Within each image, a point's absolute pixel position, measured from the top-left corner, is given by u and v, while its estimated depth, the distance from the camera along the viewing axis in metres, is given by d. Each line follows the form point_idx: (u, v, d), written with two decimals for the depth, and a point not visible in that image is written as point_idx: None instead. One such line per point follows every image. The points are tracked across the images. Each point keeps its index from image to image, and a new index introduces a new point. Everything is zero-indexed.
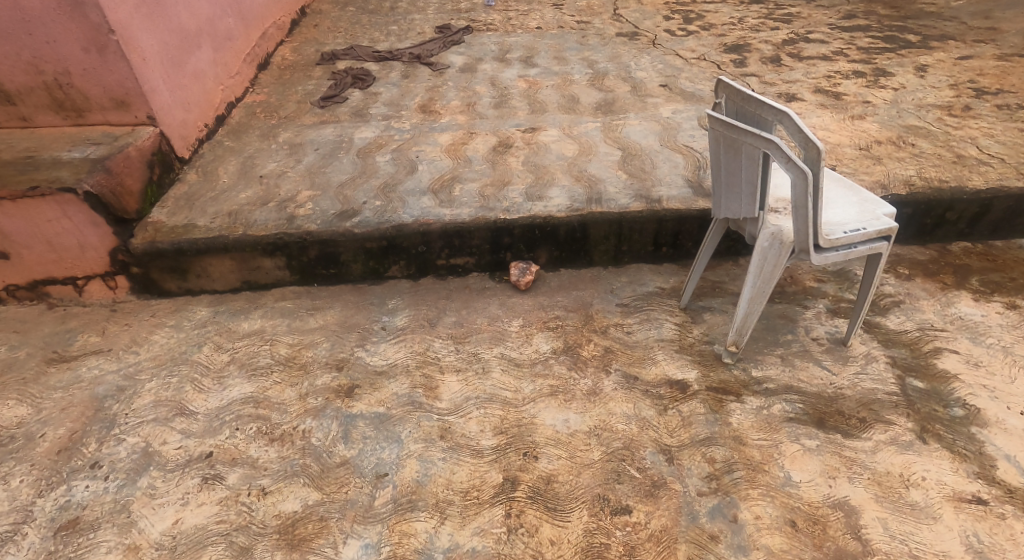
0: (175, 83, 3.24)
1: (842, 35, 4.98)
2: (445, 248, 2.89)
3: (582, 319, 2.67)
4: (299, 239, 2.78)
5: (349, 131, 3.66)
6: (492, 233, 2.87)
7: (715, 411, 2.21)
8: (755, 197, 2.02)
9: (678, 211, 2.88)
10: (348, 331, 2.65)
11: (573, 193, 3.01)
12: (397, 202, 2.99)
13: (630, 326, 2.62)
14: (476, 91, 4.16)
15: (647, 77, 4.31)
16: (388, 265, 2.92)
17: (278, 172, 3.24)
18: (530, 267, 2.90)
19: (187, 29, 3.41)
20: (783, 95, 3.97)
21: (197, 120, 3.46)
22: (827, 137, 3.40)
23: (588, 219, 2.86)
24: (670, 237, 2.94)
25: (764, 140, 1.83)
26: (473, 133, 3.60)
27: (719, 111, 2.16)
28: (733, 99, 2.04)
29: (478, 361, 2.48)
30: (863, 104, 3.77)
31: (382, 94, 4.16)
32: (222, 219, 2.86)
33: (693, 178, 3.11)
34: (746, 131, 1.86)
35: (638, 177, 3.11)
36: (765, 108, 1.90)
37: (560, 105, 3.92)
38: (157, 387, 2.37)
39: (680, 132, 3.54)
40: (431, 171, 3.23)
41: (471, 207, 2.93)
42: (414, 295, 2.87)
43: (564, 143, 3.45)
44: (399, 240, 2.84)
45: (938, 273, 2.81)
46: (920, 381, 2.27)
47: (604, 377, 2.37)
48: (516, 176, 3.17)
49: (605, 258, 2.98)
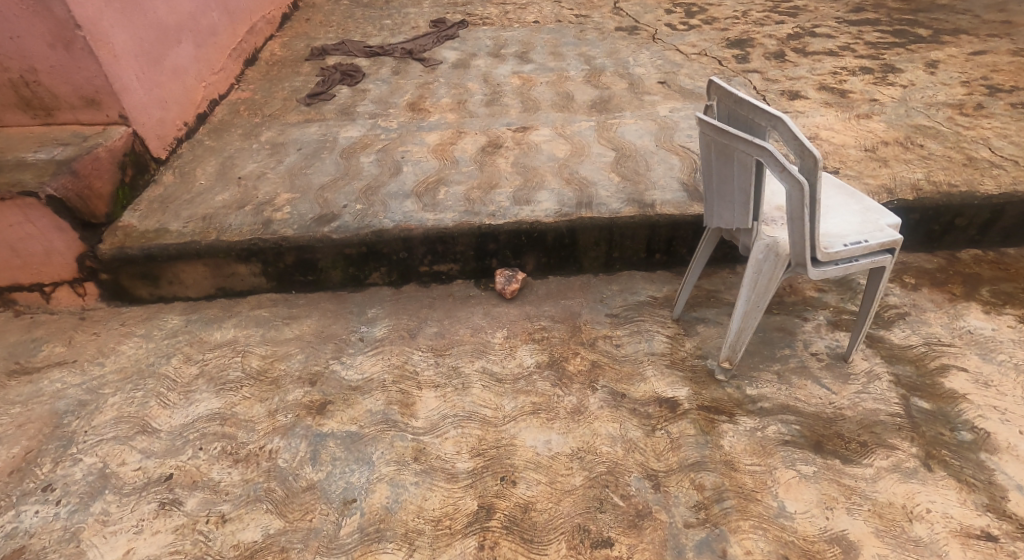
0: (151, 80, 3.12)
1: (850, 29, 4.81)
2: (427, 254, 2.77)
3: (570, 330, 2.57)
4: (275, 245, 2.67)
5: (335, 130, 3.54)
6: (477, 239, 2.74)
7: (706, 432, 2.08)
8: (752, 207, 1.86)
9: (672, 216, 2.74)
10: (324, 342, 2.55)
11: (563, 196, 2.88)
12: (378, 206, 2.87)
13: (619, 339, 2.51)
14: (468, 88, 4.02)
15: (645, 73, 4.17)
16: (369, 272, 2.80)
17: (258, 174, 3.13)
18: (517, 274, 2.77)
19: (165, 24, 3.29)
20: (786, 92, 3.81)
21: (176, 118, 3.34)
22: (831, 138, 3.24)
23: (578, 224, 2.73)
24: (664, 243, 2.81)
25: (757, 147, 1.66)
26: (462, 132, 3.47)
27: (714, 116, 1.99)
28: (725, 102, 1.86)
29: (459, 375, 2.37)
30: (869, 103, 3.61)
31: (371, 91, 4.03)
32: (196, 224, 2.75)
33: (689, 181, 2.97)
34: (738, 137, 1.70)
35: (632, 181, 2.97)
36: (759, 113, 1.72)
37: (554, 104, 3.78)
38: (120, 402, 2.25)
39: (677, 132, 3.40)
40: (416, 173, 3.10)
41: (456, 211, 2.80)
42: (395, 304, 2.75)
43: (556, 144, 3.31)
44: (380, 245, 2.72)
45: (946, 283, 2.66)
46: (926, 401, 2.13)
47: (590, 395, 2.26)
48: (504, 178, 3.04)
49: (596, 265, 2.85)
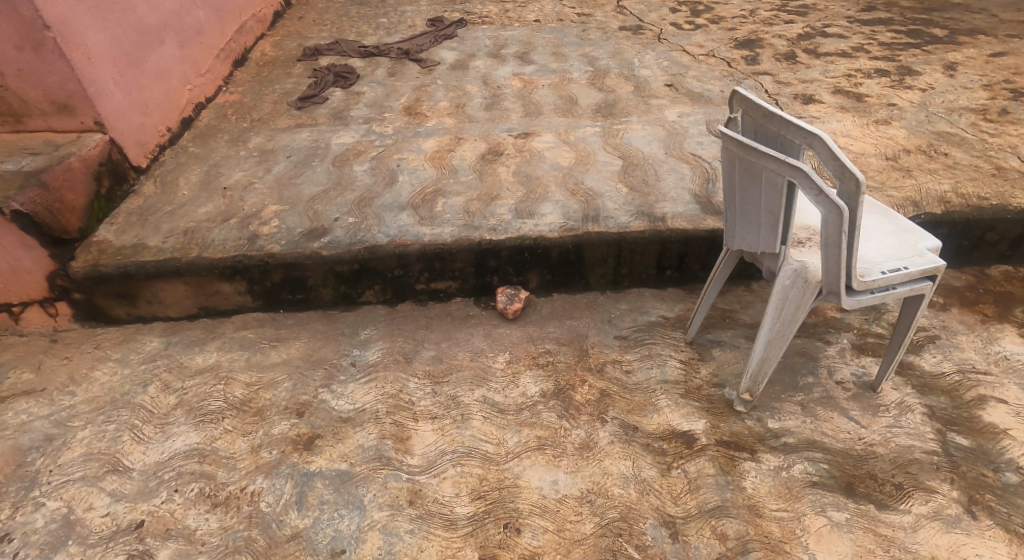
0: (130, 84, 2.94)
1: (863, 28, 4.63)
2: (424, 271, 2.59)
3: (576, 354, 2.40)
4: (261, 262, 2.50)
5: (327, 136, 3.37)
6: (477, 256, 2.57)
7: (727, 472, 1.92)
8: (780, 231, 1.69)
9: (684, 231, 2.57)
10: (314, 367, 2.38)
11: (568, 208, 2.71)
12: (372, 219, 2.70)
13: (630, 365, 2.34)
14: (467, 91, 3.85)
15: (652, 75, 3.99)
16: (362, 290, 2.62)
17: (244, 183, 2.95)
18: (519, 292, 2.60)
19: (146, 23, 3.11)
20: (799, 96, 3.64)
21: (158, 123, 3.16)
22: (850, 145, 3.07)
23: (584, 240, 2.56)
24: (675, 260, 2.64)
25: (790, 166, 1.48)
26: (461, 138, 3.29)
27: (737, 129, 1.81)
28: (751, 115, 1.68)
29: (458, 406, 2.20)
30: (887, 107, 3.44)
31: (366, 93, 3.85)
32: (176, 239, 2.58)
33: (702, 192, 2.80)
34: (768, 155, 1.52)
35: (641, 192, 2.80)
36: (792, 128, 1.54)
37: (557, 108, 3.60)
38: (90, 437, 2.08)
39: (687, 138, 3.22)
40: (411, 183, 2.92)
41: (454, 225, 2.63)
42: (389, 324, 2.58)
43: (560, 151, 3.14)
44: (373, 262, 2.54)
45: (977, 302, 2.50)
46: (965, 438, 1.97)
47: (599, 428, 2.09)
48: (505, 188, 2.87)
49: (603, 282, 2.68)
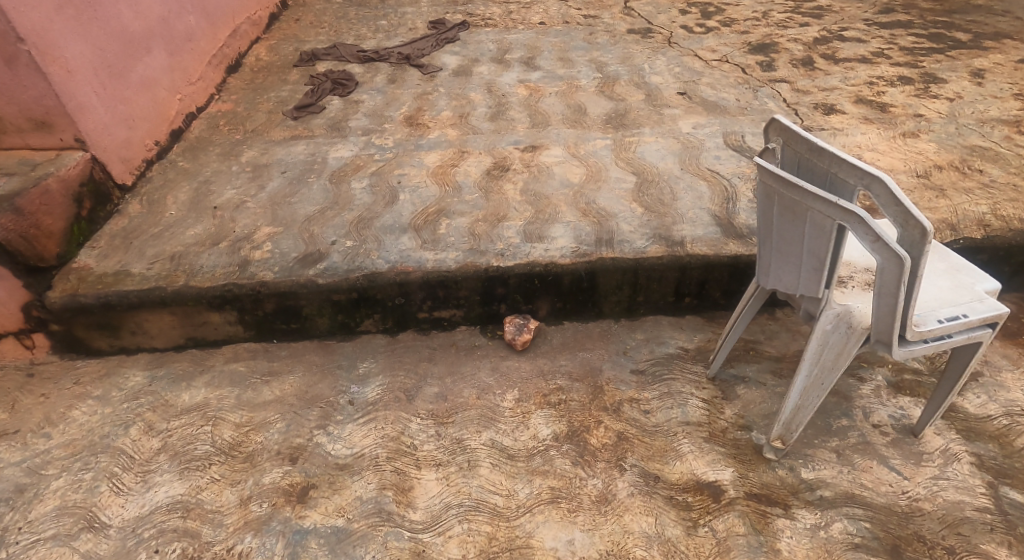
0: (114, 97, 2.77)
1: (882, 31, 4.44)
2: (427, 300, 2.43)
3: (590, 391, 2.24)
4: (252, 291, 2.33)
5: (324, 150, 3.19)
6: (483, 283, 2.40)
7: (758, 531, 1.76)
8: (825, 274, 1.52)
9: (705, 257, 2.40)
10: (309, 406, 2.23)
11: (580, 231, 2.55)
12: (371, 242, 2.53)
13: (648, 404, 2.18)
14: (470, 99, 3.67)
15: (663, 82, 3.81)
16: (360, 319, 2.46)
17: (236, 202, 2.78)
18: (529, 322, 2.44)
19: (132, 31, 2.93)
20: (820, 105, 3.46)
21: (145, 137, 2.99)
22: (876, 160, 2.90)
23: (598, 266, 2.39)
24: (695, 286, 2.47)
25: (844, 210, 1.32)
26: (465, 152, 3.12)
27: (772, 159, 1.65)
28: (792, 146, 1.51)
29: (464, 451, 2.05)
30: (914, 118, 3.27)
31: (365, 102, 3.67)
32: (162, 264, 2.41)
33: (722, 212, 2.63)
34: (817, 196, 1.35)
35: (657, 212, 2.63)
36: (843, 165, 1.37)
37: (565, 118, 3.43)
38: (65, 488, 1.94)
39: (704, 152, 3.04)
40: (413, 202, 2.75)
41: (459, 250, 2.47)
42: (390, 356, 2.42)
43: (569, 166, 2.97)
44: (372, 291, 2.38)
45: (1020, 333, 2.32)
46: (1018, 493, 1.81)
47: (617, 477, 1.94)
48: (513, 208, 2.69)
49: (617, 309, 2.52)
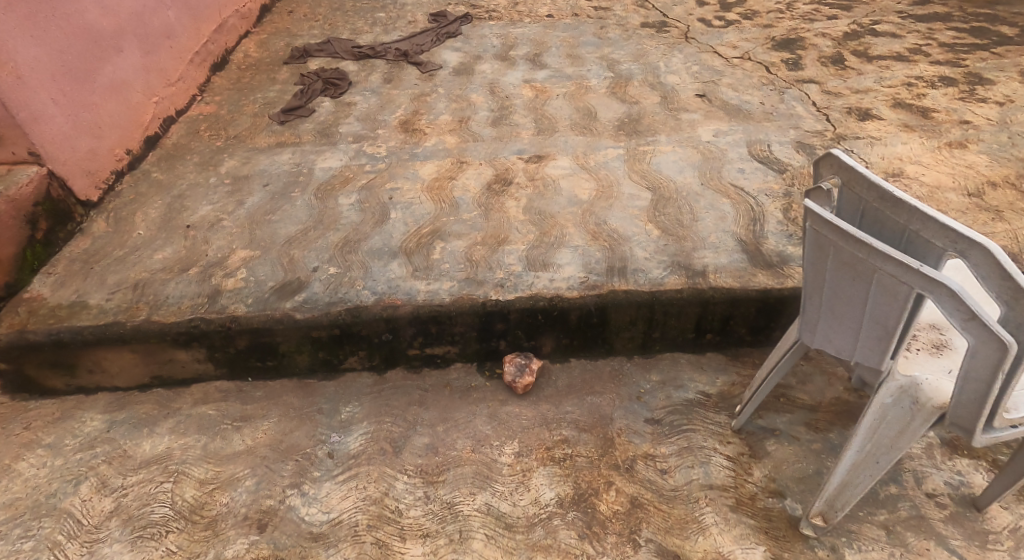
0: (78, 103, 2.52)
1: (918, 24, 4.10)
2: (417, 336, 2.17)
3: (600, 445, 1.99)
4: (221, 327, 2.08)
5: (310, 158, 2.91)
6: (480, 318, 2.14)
7: None
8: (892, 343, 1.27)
9: (731, 291, 2.13)
10: (283, 459, 1.99)
11: (589, 258, 2.28)
12: (357, 269, 2.27)
13: (666, 462, 1.93)
14: (471, 101, 3.38)
15: (680, 83, 3.51)
16: (344, 356, 2.20)
17: (211, 220, 2.52)
18: (531, 363, 2.19)
19: (99, 29, 2.67)
20: (854, 110, 3.15)
21: (115, 146, 2.73)
22: (921, 175, 2.61)
23: (609, 300, 2.13)
24: (718, 322, 2.19)
25: (933, 282, 1.06)
26: (463, 162, 2.84)
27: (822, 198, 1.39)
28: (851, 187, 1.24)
29: (455, 518, 1.82)
30: (960, 126, 2.96)
31: (358, 104, 3.38)
32: (123, 295, 2.17)
33: (748, 236, 2.35)
34: (897, 262, 1.09)
35: (676, 235, 2.36)
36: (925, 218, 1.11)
37: (573, 122, 3.13)
38: None
39: (726, 164, 2.75)
40: (405, 221, 2.49)
41: (454, 279, 2.21)
42: (376, 399, 2.17)
43: (578, 180, 2.69)
44: (356, 327, 2.12)
45: None
46: None
47: (631, 556, 1.72)
48: (515, 229, 2.42)
49: (630, 346, 2.25)
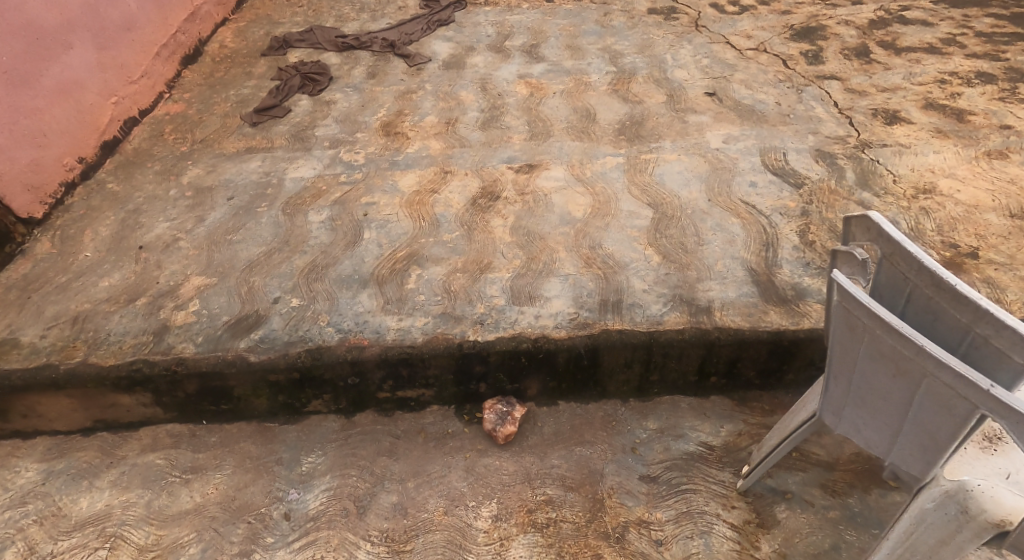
0: (15, 109, 2.29)
1: (952, 9, 3.76)
2: (387, 379, 1.94)
3: (588, 508, 1.78)
4: (166, 371, 1.86)
5: (281, 166, 2.65)
6: (457, 361, 1.90)
7: None
8: (937, 448, 1.10)
9: (739, 332, 1.88)
10: (235, 521, 1.79)
11: (580, 289, 2.03)
12: (322, 301, 2.04)
13: (661, 530, 1.72)
14: (460, 99, 3.10)
15: (689, 78, 3.20)
16: (306, 399, 1.98)
17: (166, 239, 2.29)
18: (513, 410, 1.96)
19: (42, 25, 2.42)
20: (881, 111, 2.85)
21: (64, 154, 2.50)
22: (956, 192, 2.36)
23: (601, 342, 1.89)
24: (724, 365, 1.95)
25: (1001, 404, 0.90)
26: (447, 172, 2.59)
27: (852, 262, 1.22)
28: (900, 264, 1.08)
29: None
30: (1000, 132, 2.67)
31: (337, 102, 3.10)
32: (61, 331, 1.97)
33: (761, 264, 2.09)
34: (960, 374, 0.92)
35: (680, 262, 2.10)
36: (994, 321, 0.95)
37: (570, 125, 2.86)
38: None
39: (737, 175, 2.48)
40: (379, 242, 2.25)
41: (429, 314, 1.98)
42: (342, 448, 1.95)
43: (572, 194, 2.43)
44: (318, 370, 1.89)
45: None
46: None
47: None
48: (499, 254, 2.18)
49: (625, 388, 2.02)
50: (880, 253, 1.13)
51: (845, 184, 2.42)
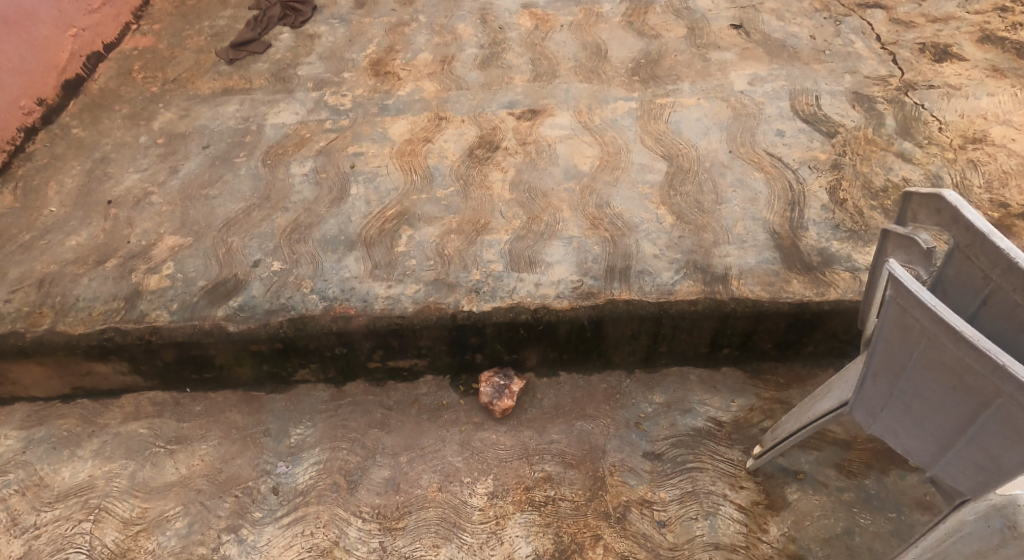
0: None
1: None
2: (377, 349, 1.82)
3: (588, 487, 1.69)
4: (141, 340, 1.75)
5: (261, 110, 2.44)
6: (450, 332, 1.77)
7: None
8: (988, 467, 1.01)
9: (756, 304, 1.73)
10: (221, 494, 1.72)
11: (586, 253, 1.87)
12: (306, 264, 1.89)
13: (665, 511, 1.63)
14: (458, 34, 2.82)
15: (712, 8, 2.88)
16: (293, 368, 1.87)
17: (138, 193, 2.13)
18: (512, 381, 1.84)
19: None
20: (928, 47, 2.55)
21: (19, 96, 2.32)
22: (1009, 141, 2.13)
23: (606, 312, 1.74)
24: (738, 337, 1.81)
25: None
26: (443, 119, 2.37)
27: (914, 250, 1.15)
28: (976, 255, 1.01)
29: None
30: None
31: (322, 36, 2.83)
32: (29, 295, 1.85)
33: (784, 226, 1.90)
34: None
35: (695, 223, 1.92)
36: None
37: (578, 64, 2.59)
38: None
39: (762, 123, 2.25)
40: (368, 199, 2.07)
41: (420, 281, 1.83)
42: (332, 419, 1.86)
43: (578, 145, 2.22)
44: (303, 340, 1.77)
45: None
46: None
47: None
48: (498, 213, 2.00)
49: (631, 359, 1.89)
50: (952, 243, 1.06)
51: (883, 133, 2.18)
